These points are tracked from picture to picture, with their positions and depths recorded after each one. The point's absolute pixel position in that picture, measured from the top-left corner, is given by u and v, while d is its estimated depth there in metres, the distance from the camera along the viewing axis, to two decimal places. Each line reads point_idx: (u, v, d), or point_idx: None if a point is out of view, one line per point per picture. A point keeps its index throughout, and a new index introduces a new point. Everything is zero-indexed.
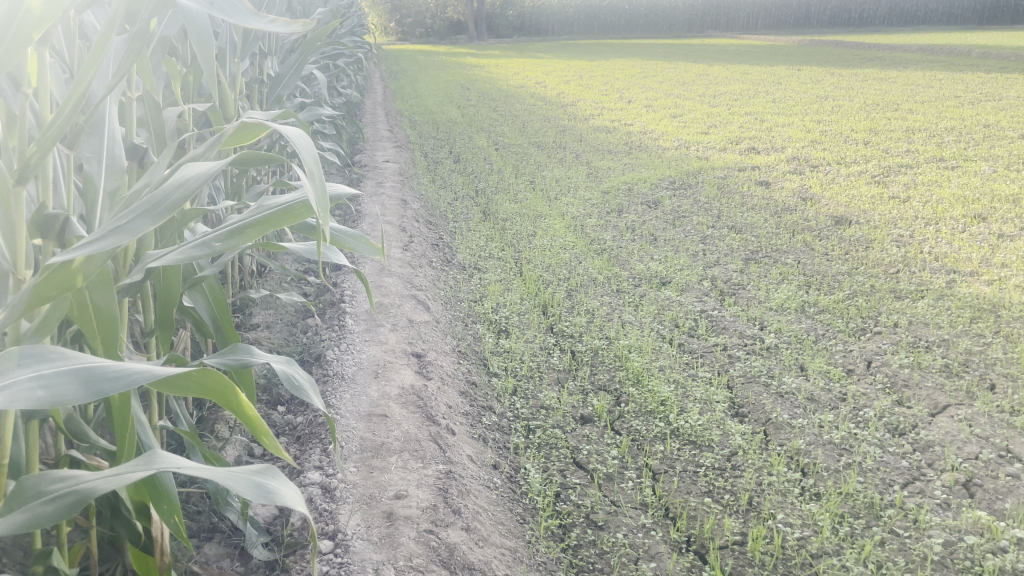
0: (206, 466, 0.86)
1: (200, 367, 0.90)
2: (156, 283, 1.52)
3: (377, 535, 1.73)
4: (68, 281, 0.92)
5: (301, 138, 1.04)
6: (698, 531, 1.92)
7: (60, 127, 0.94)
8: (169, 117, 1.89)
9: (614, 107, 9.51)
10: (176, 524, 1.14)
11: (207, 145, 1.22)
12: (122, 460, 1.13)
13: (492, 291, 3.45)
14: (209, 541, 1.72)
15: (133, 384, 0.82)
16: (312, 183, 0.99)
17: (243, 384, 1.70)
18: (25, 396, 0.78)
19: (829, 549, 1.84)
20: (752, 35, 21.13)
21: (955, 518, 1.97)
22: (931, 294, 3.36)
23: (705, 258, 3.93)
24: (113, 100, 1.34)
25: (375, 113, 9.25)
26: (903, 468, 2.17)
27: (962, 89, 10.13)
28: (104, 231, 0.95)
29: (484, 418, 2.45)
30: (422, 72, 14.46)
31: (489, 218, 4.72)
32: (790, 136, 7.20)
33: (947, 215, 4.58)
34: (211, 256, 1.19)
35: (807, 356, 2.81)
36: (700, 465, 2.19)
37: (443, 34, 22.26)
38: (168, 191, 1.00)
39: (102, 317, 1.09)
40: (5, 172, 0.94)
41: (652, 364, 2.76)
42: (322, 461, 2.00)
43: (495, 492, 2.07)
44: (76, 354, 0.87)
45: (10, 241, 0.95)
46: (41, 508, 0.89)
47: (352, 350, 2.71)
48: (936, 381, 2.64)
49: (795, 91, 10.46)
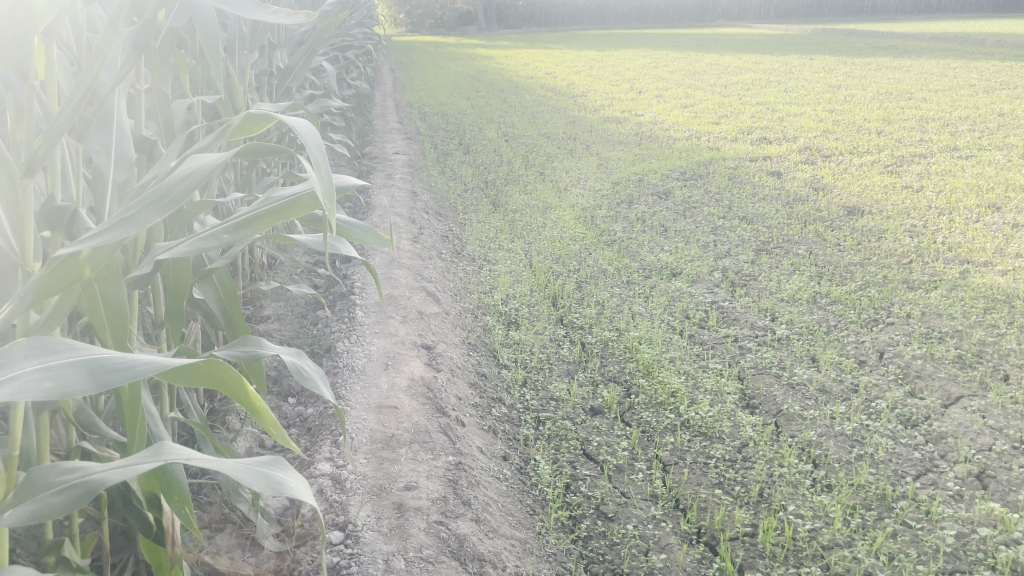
0: (215, 457, 0.85)
1: (209, 358, 0.90)
2: (166, 276, 1.53)
3: (387, 526, 1.73)
4: (76, 273, 0.92)
5: (309, 130, 1.03)
6: (708, 522, 1.92)
7: (68, 119, 0.94)
8: (177, 110, 1.89)
9: (625, 97, 9.46)
10: (186, 515, 1.17)
11: (213, 139, 1.22)
12: (133, 452, 1.14)
13: (503, 282, 3.45)
14: (220, 532, 1.73)
15: (139, 376, 0.81)
16: (319, 174, 0.98)
17: (253, 375, 1.70)
18: (32, 387, 0.78)
19: (841, 541, 1.83)
20: (764, 24, 20.95)
21: (968, 509, 1.96)
22: (945, 285, 3.33)
23: (716, 249, 3.92)
24: (121, 92, 1.33)
25: (385, 105, 9.24)
26: (915, 459, 2.16)
27: (976, 77, 10.01)
28: (111, 222, 0.95)
29: (494, 410, 2.45)
30: (431, 64, 14.42)
31: (499, 209, 4.72)
32: (802, 126, 7.15)
33: (960, 205, 4.54)
34: (221, 247, 1.19)
35: (819, 347, 2.80)
36: (711, 457, 2.19)
37: (453, 25, 22.19)
38: (176, 181, 1.00)
39: (112, 308, 1.09)
40: (11, 164, 0.94)
41: (662, 355, 2.75)
42: (332, 452, 2.01)
43: (505, 483, 2.07)
44: (84, 345, 0.87)
45: (18, 234, 0.95)
46: (50, 499, 0.89)
47: (362, 342, 2.71)
48: (950, 372, 2.62)
49: (807, 81, 10.37)
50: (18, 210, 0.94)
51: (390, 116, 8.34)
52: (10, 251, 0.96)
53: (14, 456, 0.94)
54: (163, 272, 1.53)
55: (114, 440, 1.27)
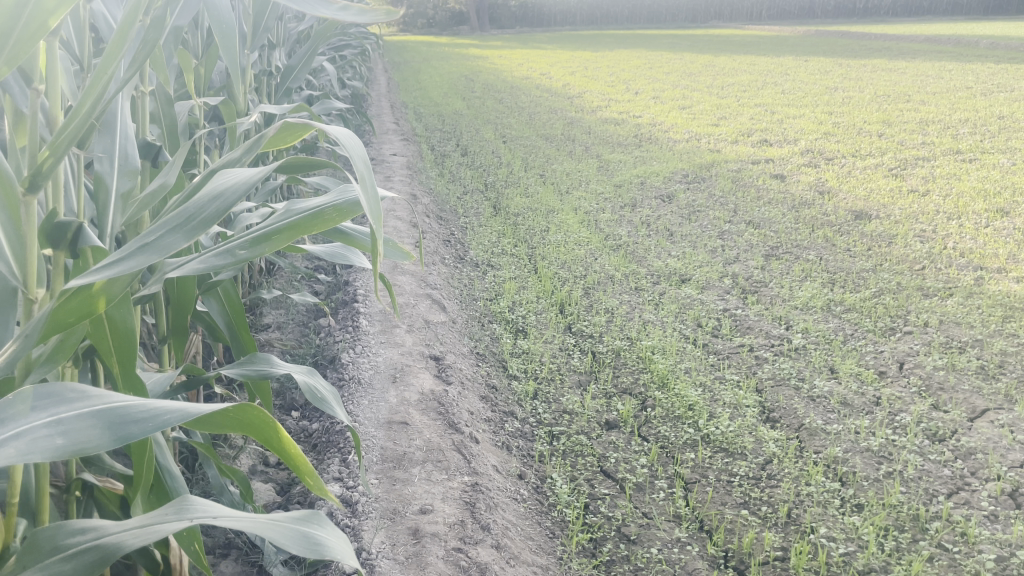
0: (244, 516, 0.80)
1: (239, 405, 0.83)
2: (171, 289, 1.43)
3: (403, 554, 1.64)
4: (89, 308, 0.85)
5: (352, 143, 0.96)
6: (736, 545, 1.83)
7: (77, 130, 0.85)
8: (181, 112, 1.79)
9: (622, 98, 9.39)
10: (196, 551, 1.08)
11: (241, 150, 1.14)
12: (141, 486, 1.04)
13: (508, 289, 3.36)
14: (225, 559, 1.63)
15: (163, 427, 0.75)
16: (365, 191, 0.90)
17: (262, 391, 1.61)
18: (42, 445, 0.72)
19: (876, 566, 1.75)
20: (759, 26, 20.93)
21: (1005, 531, 1.88)
22: (960, 292, 3.26)
23: (724, 254, 3.84)
24: (124, 95, 1.24)
25: (380, 105, 9.15)
26: (946, 477, 2.08)
27: (973, 79, 9.99)
28: (131, 248, 0.89)
29: (507, 424, 2.36)
30: (424, 64, 14.34)
31: (501, 212, 4.63)
32: (802, 128, 7.09)
33: (969, 209, 4.48)
34: (237, 265, 1.10)
35: (837, 357, 2.72)
36: (734, 474, 2.10)
37: (444, 26, 22.02)
38: (203, 204, 0.95)
39: (120, 337, 1.00)
40: (12, 179, 0.84)
41: (677, 366, 2.66)
42: (342, 472, 1.92)
43: (523, 505, 1.98)
44: (96, 391, 0.80)
45: (19, 258, 0.85)
46: (59, 566, 0.81)
47: (367, 353, 2.61)
48: (973, 383, 2.55)
49: (804, 83, 10.31)
50: (20, 232, 0.85)
51: (385, 116, 8.23)
52: (9, 275, 0.86)
53: (14, 503, 0.85)
54: (167, 284, 1.44)
55: (119, 470, 1.15)
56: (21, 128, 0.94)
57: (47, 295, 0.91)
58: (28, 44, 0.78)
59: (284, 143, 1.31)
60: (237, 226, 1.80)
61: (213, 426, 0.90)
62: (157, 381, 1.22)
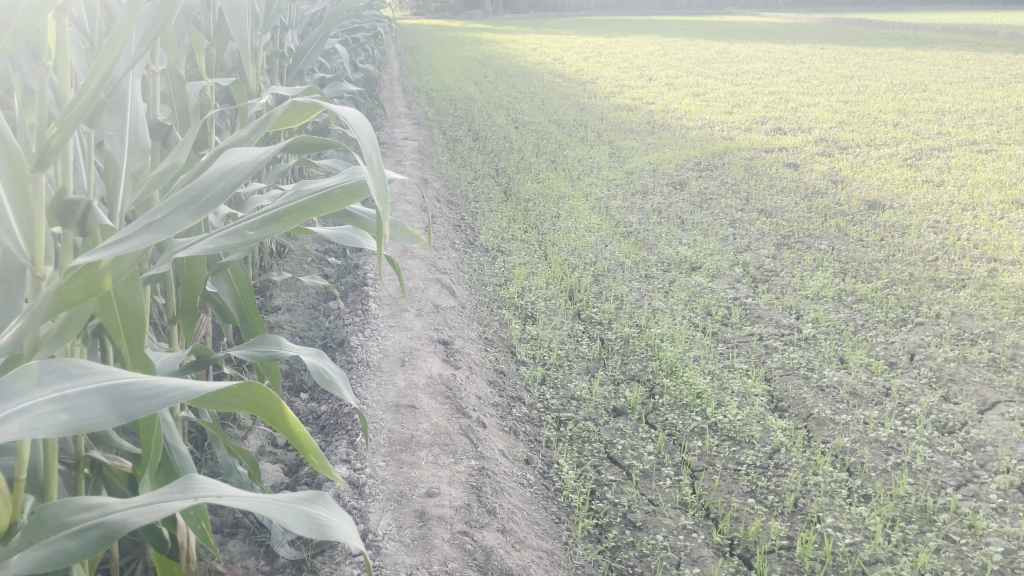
0: (249, 494, 0.80)
1: (242, 384, 0.84)
2: (179, 270, 1.43)
3: (409, 536, 1.65)
4: (96, 284, 0.86)
5: (362, 125, 0.95)
6: (742, 534, 1.83)
7: (84, 107, 0.85)
8: (192, 91, 1.79)
9: (635, 85, 9.32)
10: (201, 529, 1.11)
11: (251, 130, 1.13)
12: (149, 464, 1.05)
13: (518, 274, 3.35)
14: (232, 537, 1.65)
15: (166, 406, 0.74)
16: (372, 174, 0.90)
17: (270, 372, 1.61)
18: (46, 421, 0.72)
19: (882, 557, 1.74)
20: (775, 14, 20.72)
21: (1013, 523, 1.87)
22: (973, 284, 3.23)
23: (735, 242, 3.82)
24: (136, 73, 1.24)
25: (393, 89, 9.14)
26: (955, 469, 2.07)
27: (992, 70, 9.84)
28: (136, 225, 0.89)
29: (514, 409, 2.36)
30: (437, 48, 14.32)
31: (512, 198, 4.61)
32: (816, 116, 7.03)
33: (983, 201, 4.43)
34: (245, 245, 1.09)
35: (848, 347, 2.70)
36: (741, 463, 2.10)
37: (458, 10, 21.85)
38: (210, 181, 0.95)
39: (130, 316, 1.00)
40: (21, 156, 0.84)
41: (686, 354, 2.65)
42: (349, 454, 1.92)
43: (529, 489, 1.98)
44: (103, 367, 0.81)
45: (27, 234, 0.84)
46: (66, 543, 0.81)
47: (376, 336, 2.61)
48: (984, 376, 2.53)
49: (820, 71, 10.19)
50: (29, 210, 0.84)
51: (397, 100, 8.23)
52: (18, 254, 0.85)
53: (20, 478, 0.84)
54: (176, 265, 1.45)
55: (128, 449, 1.16)
56: (29, 105, 0.97)
57: (54, 272, 0.91)
58: (30, 24, 0.78)
59: (294, 123, 1.31)
60: (247, 207, 1.80)
61: (219, 403, 0.90)
62: (165, 361, 1.23)
